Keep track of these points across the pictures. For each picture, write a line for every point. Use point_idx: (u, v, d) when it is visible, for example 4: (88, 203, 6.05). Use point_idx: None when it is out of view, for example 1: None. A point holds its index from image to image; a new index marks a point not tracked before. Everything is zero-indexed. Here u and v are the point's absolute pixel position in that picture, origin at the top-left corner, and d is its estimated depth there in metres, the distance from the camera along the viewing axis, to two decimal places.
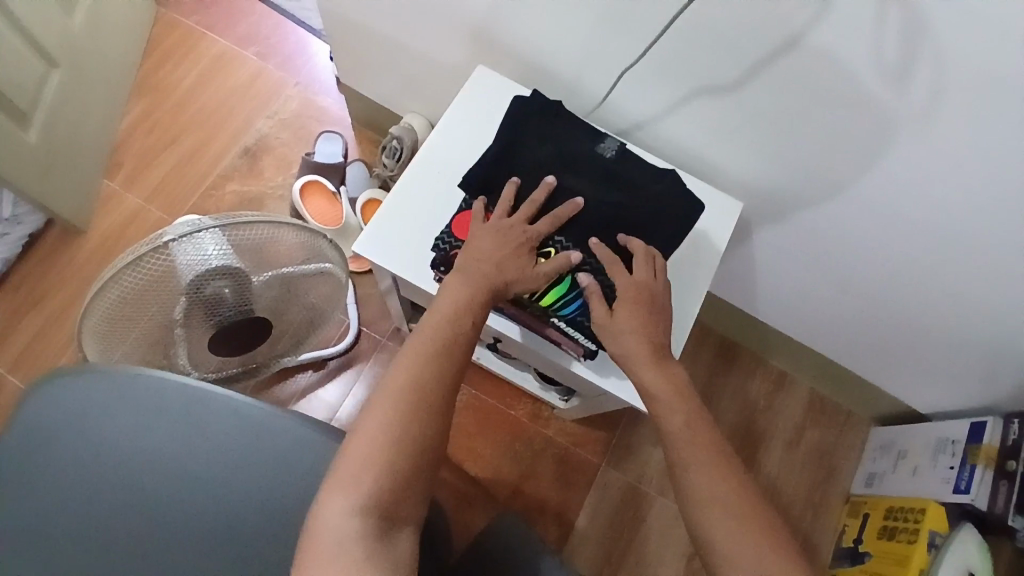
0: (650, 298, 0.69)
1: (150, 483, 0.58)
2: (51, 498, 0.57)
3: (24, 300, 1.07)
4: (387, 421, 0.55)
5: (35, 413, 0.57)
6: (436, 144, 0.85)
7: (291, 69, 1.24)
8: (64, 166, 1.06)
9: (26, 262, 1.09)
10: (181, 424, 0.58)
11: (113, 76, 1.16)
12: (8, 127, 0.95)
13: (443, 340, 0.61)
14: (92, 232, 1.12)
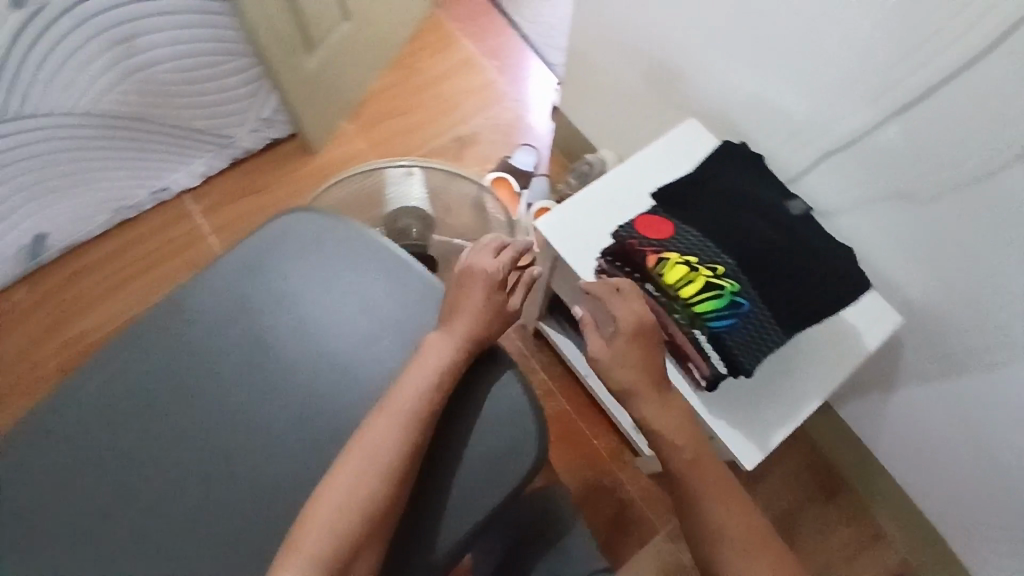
0: (644, 328, 0.74)
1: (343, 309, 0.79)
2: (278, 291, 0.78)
3: (245, 184, 1.31)
4: (353, 486, 0.63)
5: (289, 231, 0.81)
6: (627, 170, 0.94)
7: (519, 86, 1.41)
8: (319, 97, 1.28)
9: (260, 158, 1.33)
10: (377, 270, 0.80)
11: (383, 45, 1.38)
12: (297, 53, 1.19)
13: (421, 403, 0.68)
14: (319, 158, 1.34)
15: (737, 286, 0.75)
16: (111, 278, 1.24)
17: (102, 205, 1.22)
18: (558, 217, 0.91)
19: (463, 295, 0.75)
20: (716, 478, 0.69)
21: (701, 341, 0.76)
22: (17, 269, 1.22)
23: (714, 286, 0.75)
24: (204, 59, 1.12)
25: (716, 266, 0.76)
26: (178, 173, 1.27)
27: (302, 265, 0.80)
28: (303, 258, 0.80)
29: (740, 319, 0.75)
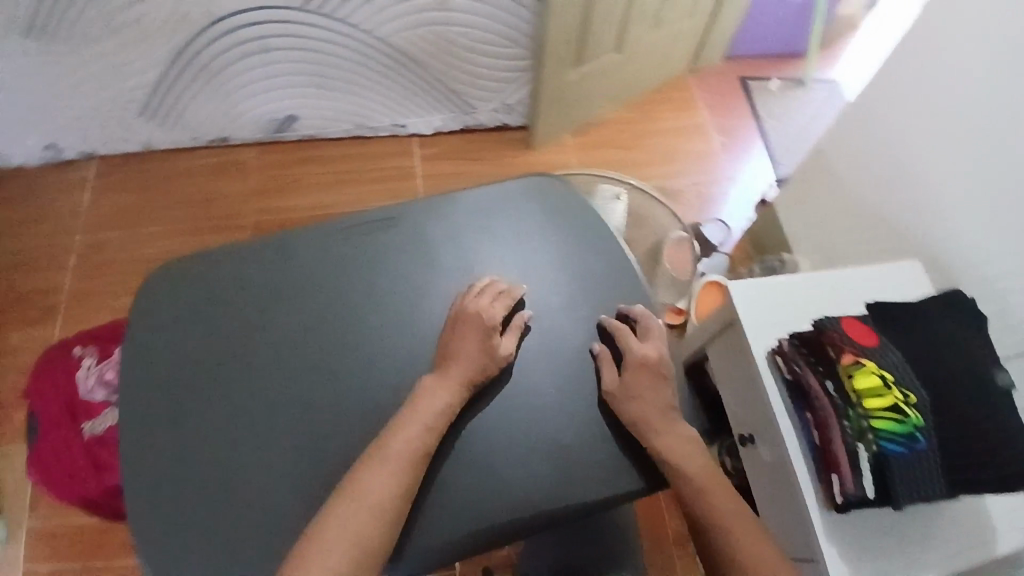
0: (653, 369, 0.73)
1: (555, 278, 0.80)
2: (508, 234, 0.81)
3: (462, 150, 1.47)
4: (350, 529, 0.59)
5: (543, 191, 0.84)
6: (835, 275, 0.96)
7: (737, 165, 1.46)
8: (560, 106, 1.39)
9: (484, 135, 1.48)
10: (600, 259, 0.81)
11: (632, 85, 1.47)
12: (565, 64, 1.29)
13: (408, 449, 0.64)
14: (531, 155, 1.46)
15: (922, 422, 0.75)
16: (324, 177, 1.45)
17: (350, 115, 1.43)
18: (755, 286, 0.95)
19: (456, 342, 0.71)
20: (728, 516, 0.67)
21: (861, 455, 0.76)
22: (264, 134, 1.46)
23: (900, 411, 0.75)
24: (493, 38, 1.28)
25: (908, 394, 0.76)
26: (418, 119, 1.45)
27: (537, 227, 0.82)
28: (547, 221, 0.82)
29: (912, 453, 0.74)
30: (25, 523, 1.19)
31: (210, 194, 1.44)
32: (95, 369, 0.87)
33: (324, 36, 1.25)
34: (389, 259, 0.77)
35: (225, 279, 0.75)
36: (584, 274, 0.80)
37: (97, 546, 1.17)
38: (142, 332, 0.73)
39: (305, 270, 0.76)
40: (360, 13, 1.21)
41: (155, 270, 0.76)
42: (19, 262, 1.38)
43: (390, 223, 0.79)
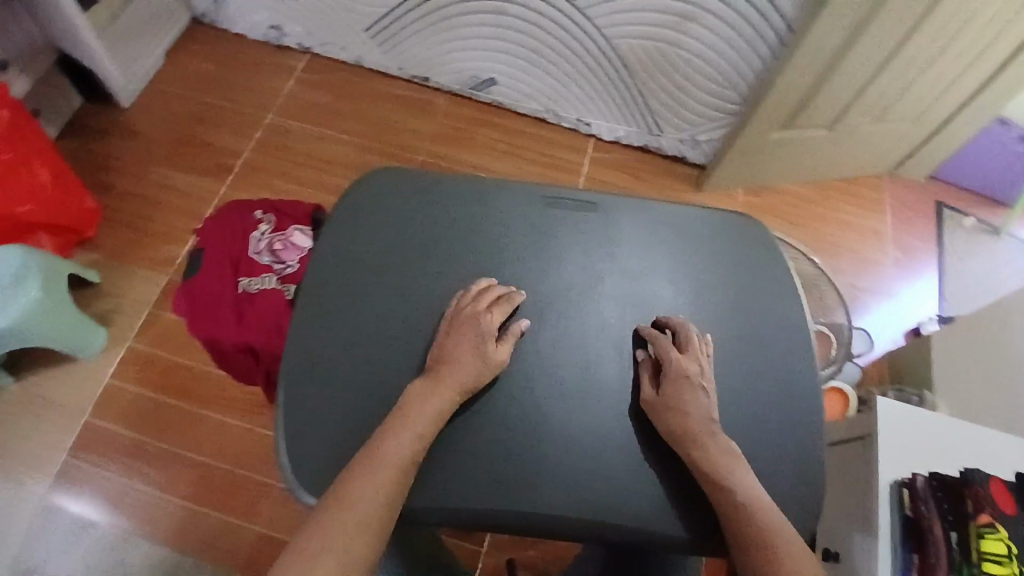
0: (688, 380, 0.68)
1: (728, 311, 0.76)
2: (691, 253, 0.78)
3: (633, 167, 1.48)
4: (333, 530, 0.55)
5: (738, 224, 0.80)
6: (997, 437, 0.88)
7: (895, 278, 1.43)
8: (748, 160, 1.37)
9: (658, 160, 1.49)
10: (776, 308, 0.76)
11: (824, 167, 1.45)
12: (771, 124, 1.28)
13: (396, 457, 0.61)
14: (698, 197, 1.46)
15: None
16: (496, 146, 1.49)
17: (542, 96, 1.47)
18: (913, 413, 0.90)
19: (449, 347, 0.68)
20: (763, 529, 0.58)
21: None
22: (458, 85, 1.52)
23: None
24: (711, 74, 1.28)
25: None
26: (603, 123, 1.47)
27: (731, 268, 0.78)
28: (743, 266, 0.78)
29: None
30: (130, 344, 1.27)
31: (391, 123, 1.52)
32: (267, 234, 0.96)
33: (556, 17, 1.28)
34: (579, 245, 0.77)
35: (426, 203, 0.77)
36: (765, 336, 0.75)
37: (181, 391, 1.24)
38: (339, 223, 0.76)
39: (499, 225, 0.77)
40: (600, 8, 1.23)
41: (367, 174, 0.79)
42: (210, 117, 1.49)
43: (591, 213, 0.79)
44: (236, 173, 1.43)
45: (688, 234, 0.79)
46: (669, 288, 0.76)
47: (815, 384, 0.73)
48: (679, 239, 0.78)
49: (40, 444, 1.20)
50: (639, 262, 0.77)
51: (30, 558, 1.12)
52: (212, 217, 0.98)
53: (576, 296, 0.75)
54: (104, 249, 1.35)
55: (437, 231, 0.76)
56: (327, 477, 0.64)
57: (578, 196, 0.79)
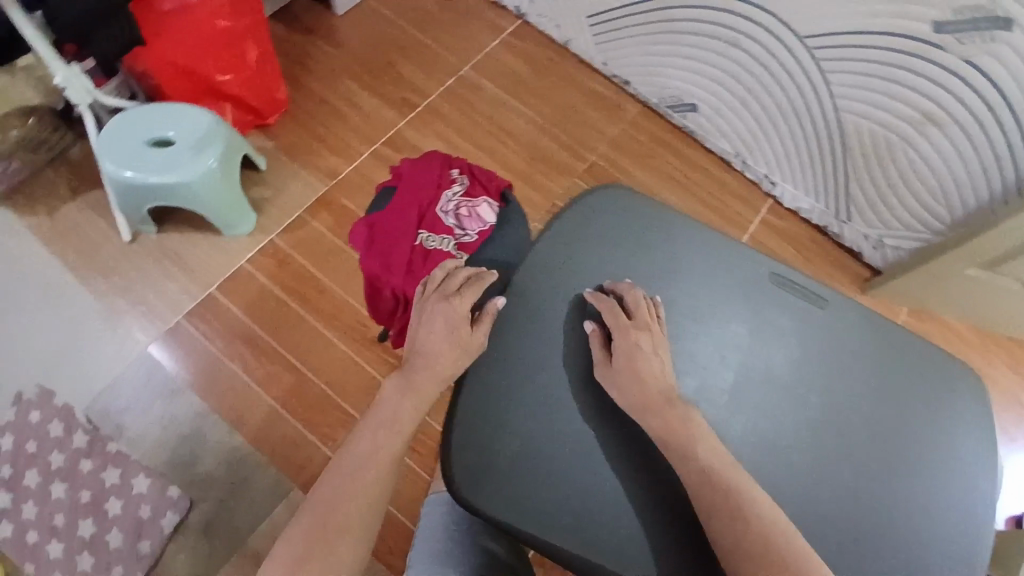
0: (637, 348, 0.67)
1: (925, 451, 0.69)
2: (902, 375, 0.71)
3: (801, 243, 1.42)
4: (317, 518, 0.61)
5: (954, 367, 0.74)
6: None
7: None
8: (926, 280, 1.29)
9: (830, 246, 1.42)
10: (972, 463, 0.70)
11: (1005, 319, 1.31)
12: (965, 258, 1.20)
13: (373, 450, 0.66)
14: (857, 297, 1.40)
15: None
16: (671, 172, 1.44)
17: (738, 140, 1.40)
18: None
19: (421, 335, 0.73)
20: (725, 485, 0.59)
21: None
22: (656, 99, 1.46)
23: None
24: (931, 185, 1.19)
25: None
26: (789, 188, 1.40)
27: (944, 422, 0.70)
28: (957, 425, 0.70)
29: None
30: (273, 238, 1.30)
31: (581, 115, 1.48)
32: (457, 197, 0.96)
33: (789, 72, 1.22)
34: (788, 336, 0.71)
35: (651, 234, 0.76)
36: (958, 511, 0.67)
37: (302, 299, 1.26)
38: (567, 224, 0.77)
39: (717, 285, 0.73)
40: (843, 79, 1.15)
41: (612, 185, 0.80)
42: (410, 51, 1.50)
43: (818, 307, 0.73)
44: (417, 113, 1.44)
45: (903, 356, 0.72)
46: (874, 415, 0.69)
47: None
48: (893, 357, 0.72)
49: (163, 298, 1.23)
50: (850, 380, 0.70)
51: (121, 399, 1.15)
52: (407, 163, 1.01)
53: (773, 388, 0.69)
54: (277, 141, 1.37)
55: (657, 269, 0.75)
56: (483, 467, 0.66)
57: (810, 285, 0.74)
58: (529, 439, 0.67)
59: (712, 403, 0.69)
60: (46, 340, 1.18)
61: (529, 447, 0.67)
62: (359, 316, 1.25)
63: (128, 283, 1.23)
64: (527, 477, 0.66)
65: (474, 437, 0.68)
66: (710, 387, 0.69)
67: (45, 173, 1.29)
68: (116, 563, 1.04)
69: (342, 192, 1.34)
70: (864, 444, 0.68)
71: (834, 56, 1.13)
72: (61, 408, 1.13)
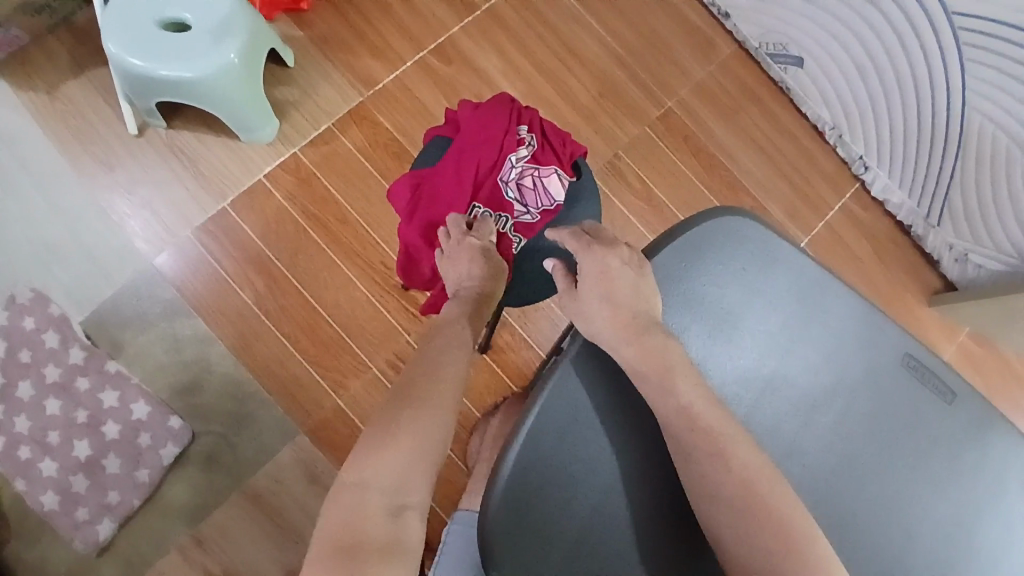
0: (610, 262, 0.65)
1: (991, 557, 0.62)
2: (985, 472, 0.64)
3: (879, 239, 1.27)
4: (404, 407, 0.60)
5: None
6: None
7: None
8: (1003, 311, 1.16)
9: (909, 247, 1.28)
10: None
11: None
12: None
13: (447, 350, 0.66)
14: (925, 311, 1.26)
15: None
16: (755, 135, 1.26)
17: (838, 111, 1.21)
18: None
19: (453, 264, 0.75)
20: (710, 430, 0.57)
21: None
22: (756, 43, 1.25)
23: None
24: None
25: None
26: (881, 175, 1.23)
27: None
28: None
29: None
30: (297, 151, 1.14)
31: (666, 50, 1.26)
32: (521, 163, 0.84)
33: (919, 50, 1.01)
34: (904, 431, 0.63)
35: (775, 287, 0.64)
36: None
37: (324, 228, 1.13)
38: (680, 256, 0.63)
39: (834, 354, 0.64)
40: (981, 73, 0.97)
41: (739, 213, 0.65)
42: None
43: (946, 403, 0.64)
44: (476, 17, 1.21)
45: (993, 453, 0.64)
46: (945, 513, 0.62)
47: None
48: (983, 455, 0.64)
49: (172, 207, 1.10)
50: (958, 494, 0.63)
51: (126, 314, 1.07)
52: (467, 107, 0.87)
53: (879, 492, 0.62)
54: (312, 31, 1.17)
55: (782, 333, 0.64)
56: (525, 548, 0.56)
57: (940, 373, 0.65)
58: (583, 528, 0.58)
59: (812, 498, 0.61)
60: (41, 237, 1.06)
61: (586, 538, 0.58)
62: (384, 257, 1.14)
63: (135, 184, 1.10)
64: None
65: (526, 530, 0.56)
66: (816, 475, 0.62)
67: (46, 39, 1.11)
68: (113, 487, 1.01)
69: (379, 106, 1.16)
70: (927, 537, 0.61)
71: (978, 45, 0.94)
72: (56, 318, 1.04)
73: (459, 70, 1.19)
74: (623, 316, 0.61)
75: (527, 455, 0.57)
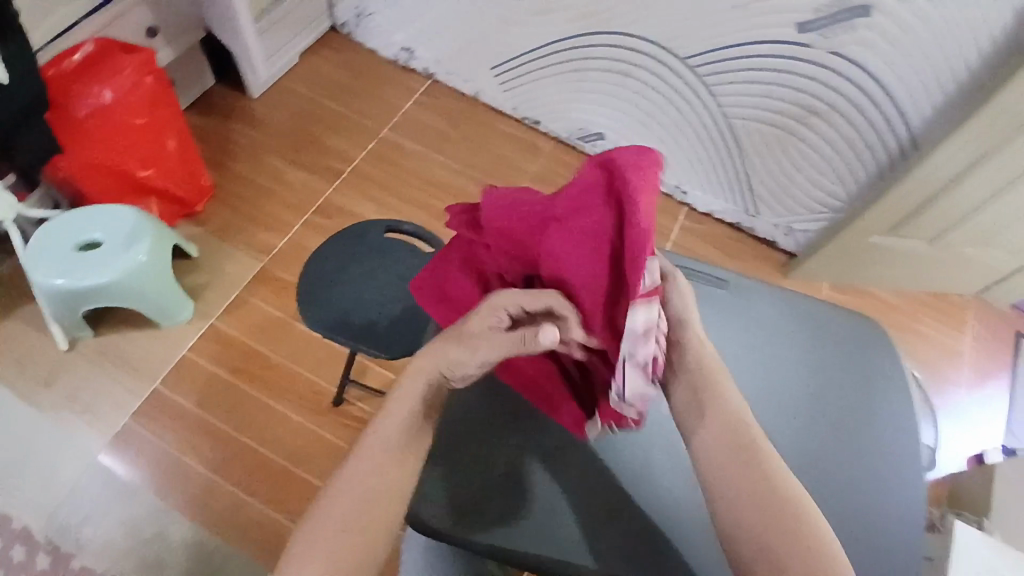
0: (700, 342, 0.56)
1: (813, 381, 0.79)
2: (776, 325, 0.81)
3: (721, 242, 1.51)
4: (342, 525, 0.52)
5: (820, 308, 0.83)
6: None
7: (960, 397, 1.42)
8: (837, 257, 1.39)
9: (749, 241, 1.52)
10: (854, 386, 0.79)
11: (913, 279, 1.44)
12: (864, 229, 1.31)
13: (394, 451, 0.55)
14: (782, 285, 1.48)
15: None
16: None
17: None
18: None
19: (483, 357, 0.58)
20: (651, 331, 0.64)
21: None
22: (568, 133, 1.57)
23: None
24: (822, 167, 1.32)
25: None
26: (700, 194, 1.51)
27: (869, 363, 0.80)
28: (875, 364, 0.81)
29: None
30: (213, 322, 1.30)
31: (502, 157, 1.55)
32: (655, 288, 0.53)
33: (683, 83, 1.34)
34: (722, 321, 0.80)
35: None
36: (885, 444, 0.77)
37: (252, 377, 1.26)
38: None
39: None
40: (730, 85, 1.29)
41: None
42: (328, 119, 1.52)
43: (723, 288, 0.83)
44: (343, 177, 1.46)
45: (779, 309, 0.82)
46: (764, 363, 0.79)
47: (920, 510, 0.74)
48: (771, 315, 0.82)
49: (109, 401, 1.21)
50: (775, 351, 0.80)
51: (79, 510, 1.12)
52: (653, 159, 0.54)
53: None
54: (209, 225, 1.39)
55: None
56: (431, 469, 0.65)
57: (713, 272, 0.84)
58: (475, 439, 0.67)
59: None
60: None
61: (486, 459, 0.66)
62: (311, 385, 1.26)
63: (73, 392, 1.21)
64: (484, 483, 0.65)
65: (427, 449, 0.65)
66: None
67: None
68: None
69: (278, 265, 1.36)
70: (758, 385, 0.78)
71: (716, 69, 1.28)
72: (19, 532, 1.10)
73: (340, 219, 1.42)
74: None
75: None
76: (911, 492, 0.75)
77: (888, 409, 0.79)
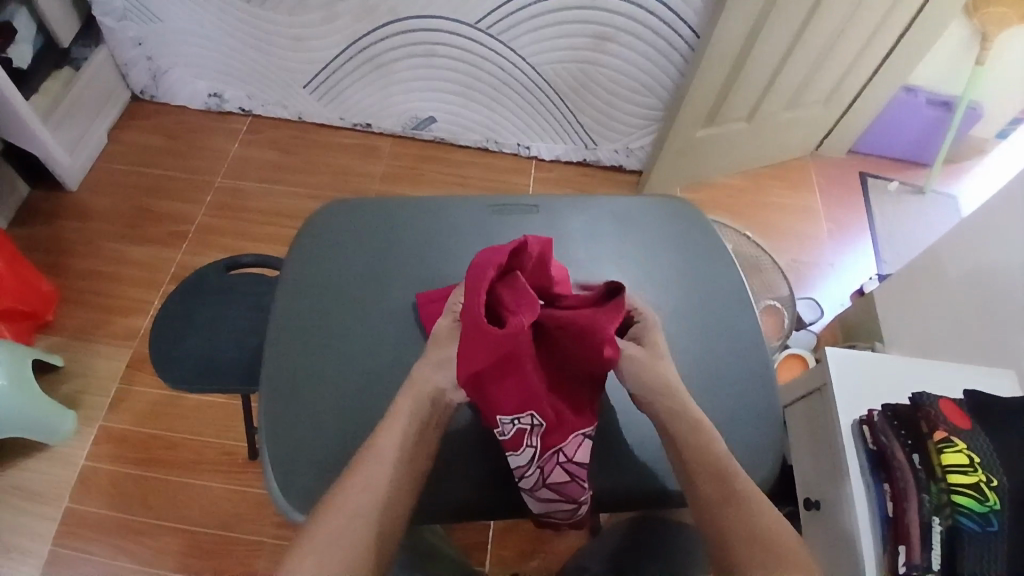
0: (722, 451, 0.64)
1: (638, 269, 0.83)
2: (593, 231, 0.85)
3: (575, 181, 1.57)
4: (345, 513, 0.57)
5: (626, 203, 0.88)
6: (933, 367, 0.94)
7: (827, 246, 1.52)
8: (678, 161, 1.47)
9: (598, 172, 1.58)
10: (676, 262, 0.84)
11: (749, 155, 1.54)
12: (689, 126, 1.38)
13: (399, 447, 0.62)
14: None
15: (988, 479, 0.70)
16: (444, 179, 1.55)
17: (482, 128, 1.54)
18: (864, 359, 0.95)
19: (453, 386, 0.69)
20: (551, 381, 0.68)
21: (933, 529, 0.72)
22: (400, 127, 1.58)
23: (969, 486, 0.71)
24: (633, 85, 1.39)
25: (993, 478, 0.70)
26: (542, 144, 1.55)
27: (681, 233, 0.86)
28: (688, 232, 0.86)
29: (970, 539, 0.69)
30: (100, 423, 1.25)
31: (344, 169, 1.55)
32: (515, 435, 0.66)
33: (483, 50, 1.37)
34: None
35: (391, 233, 0.84)
36: (715, 301, 0.82)
37: (155, 463, 1.22)
38: (297, 253, 0.82)
39: (450, 234, 0.84)
40: (526, 37, 1.33)
41: (317, 212, 0.85)
42: (159, 188, 1.49)
43: (533, 212, 0.86)
44: (191, 238, 1.44)
45: (590, 216, 0.87)
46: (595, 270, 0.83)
47: (762, 344, 0.80)
48: (585, 223, 0.86)
49: (15, 539, 1.15)
50: (599, 255, 0.84)
51: None
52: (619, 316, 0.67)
53: None
54: (67, 330, 1.33)
55: (406, 248, 0.83)
56: (311, 493, 0.69)
57: (519, 201, 0.87)
58: (340, 441, 0.71)
59: None
60: None
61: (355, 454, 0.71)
62: (218, 448, 1.24)
63: None
64: None
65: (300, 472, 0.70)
66: None
67: None
68: None
69: None
70: None
71: (507, 26, 1.31)
72: None
73: None
74: (299, 307, 0.78)
75: (274, 433, 0.71)
76: (752, 334, 0.81)
77: (710, 271, 0.84)
